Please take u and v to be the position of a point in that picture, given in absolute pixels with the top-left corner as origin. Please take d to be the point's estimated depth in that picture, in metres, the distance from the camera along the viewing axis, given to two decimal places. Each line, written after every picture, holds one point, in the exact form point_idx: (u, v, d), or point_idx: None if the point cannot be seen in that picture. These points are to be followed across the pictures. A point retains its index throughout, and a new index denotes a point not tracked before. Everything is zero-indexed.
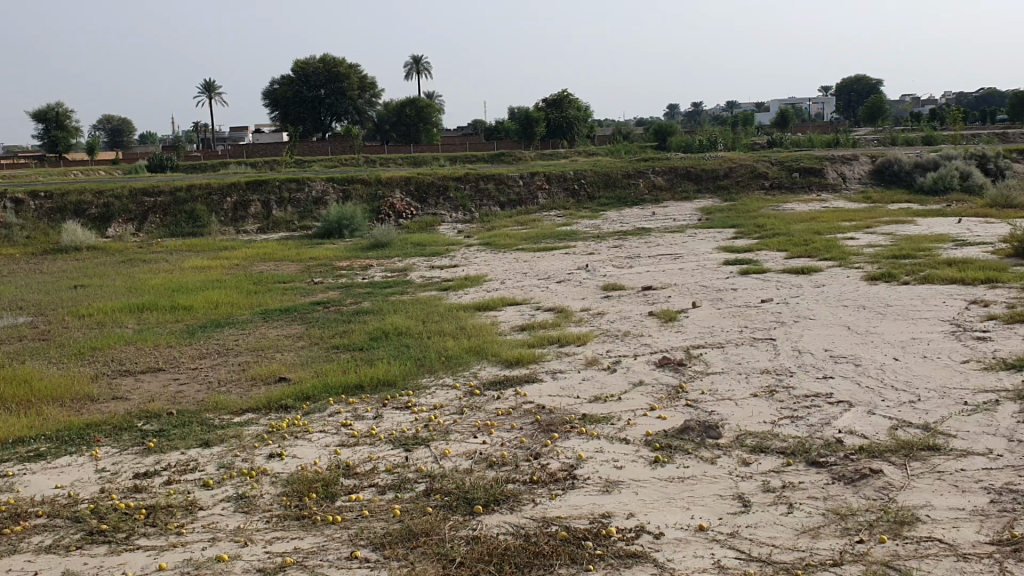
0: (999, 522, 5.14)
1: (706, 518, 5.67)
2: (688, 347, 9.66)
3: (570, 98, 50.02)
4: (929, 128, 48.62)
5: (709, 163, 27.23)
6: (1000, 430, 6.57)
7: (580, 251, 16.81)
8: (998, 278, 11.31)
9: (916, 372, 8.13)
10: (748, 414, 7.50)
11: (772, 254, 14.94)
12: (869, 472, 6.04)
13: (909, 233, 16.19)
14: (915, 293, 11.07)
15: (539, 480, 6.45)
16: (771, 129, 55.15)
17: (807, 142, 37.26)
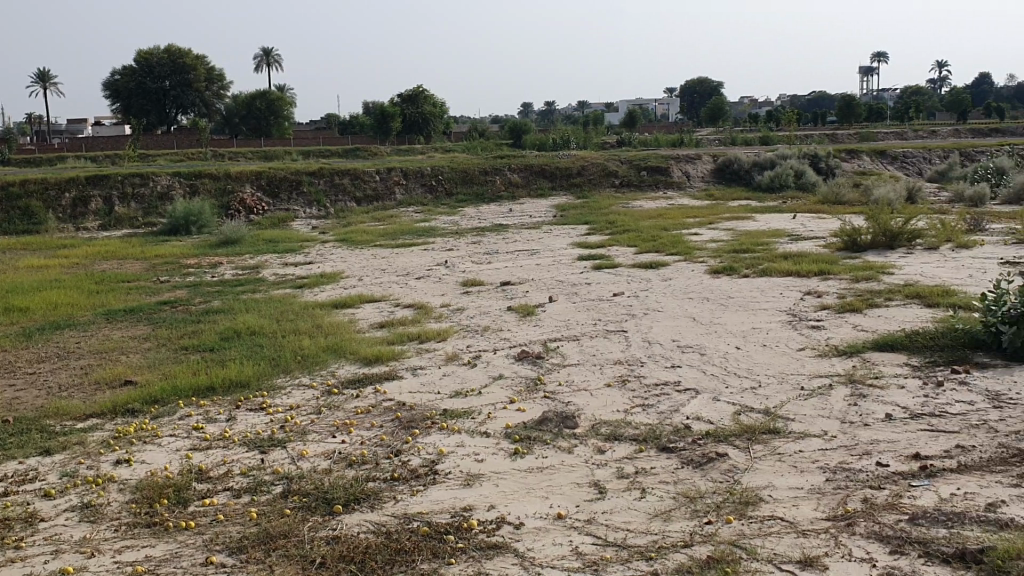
0: (833, 499, 5.49)
1: (564, 506, 5.81)
2: (545, 340, 9.84)
3: (426, 94, 49.75)
4: (766, 129, 51.11)
5: (562, 161, 27.77)
6: (833, 412, 7.02)
7: (438, 247, 16.82)
8: (829, 270, 12.05)
9: (756, 360, 8.57)
10: (602, 403, 7.73)
11: (623, 249, 15.38)
12: (715, 456, 6.34)
13: (749, 228, 17.02)
14: (756, 285, 11.65)
15: (399, 478, 6.44)
16: (621, 128, 56.67)
17: (654, 142, 38.50)
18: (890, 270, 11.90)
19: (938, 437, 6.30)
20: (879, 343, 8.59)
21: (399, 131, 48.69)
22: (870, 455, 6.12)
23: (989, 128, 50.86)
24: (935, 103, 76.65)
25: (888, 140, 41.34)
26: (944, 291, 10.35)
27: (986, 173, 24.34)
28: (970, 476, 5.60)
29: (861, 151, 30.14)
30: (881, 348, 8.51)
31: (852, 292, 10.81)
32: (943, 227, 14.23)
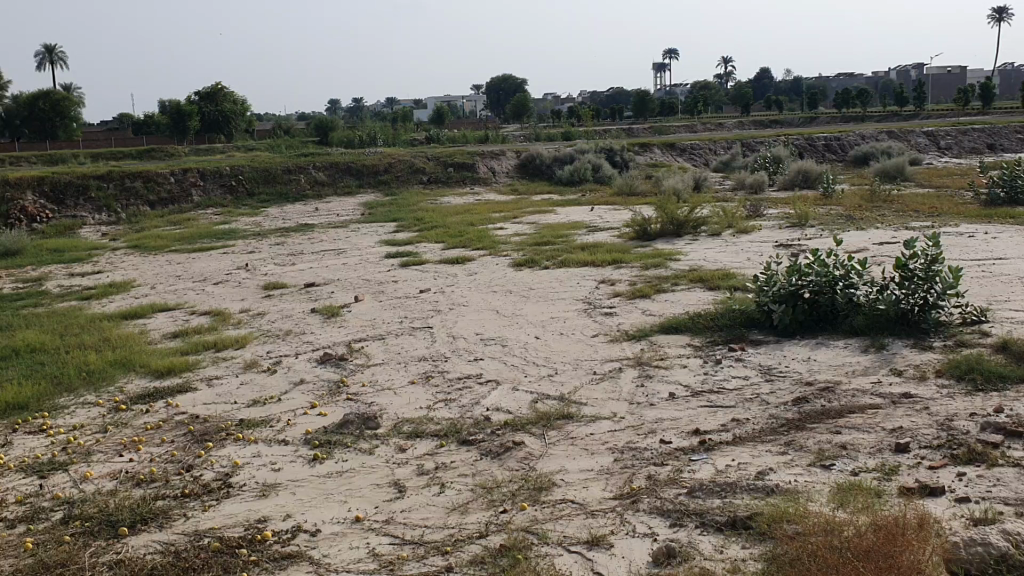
0: (622, 478, 5.71)
1: (362, 508, 5.75)
2: (349, 341, 9.71)
3: (226, 91, 47.83)
4: (569, 124, 52.60)
5: (369, 158, 27.46)
6: (624, 394, 7.32)
7: (238, 250, 16.27)
8: (622, 259, 12.56)
9: (554, 348, 8.81)
10: (404, 401, 7.71)
11: (429, 246, 15.41)
12: (512, 445, 6.46)
13: (550, 221, 17.48)
14: (555, 277, 11.95)
15: (191, 493, 6.18)
16: (429, 124, 56.75)
17: (460, 138, 38.86)
18: (678, 257, 12.53)
19: (716, 412, 6.69)
20: (666, 326, 9.03)
21: (199, 130, 47.05)
22: (655, 434, 6.41)
23: (770, 120, 54.43)
24: (722, 96, 81.40)
25: (680, 133, 43.56)
26: (724, 274, 11.01)
27: (764, 162, 26.05)
28: (743, 447, 5.97)
29: (653, 145, 31.52)
30: (668, 331, 8.94)
31: (643, 279, 11.30)
32: (724, 215, 15.15)
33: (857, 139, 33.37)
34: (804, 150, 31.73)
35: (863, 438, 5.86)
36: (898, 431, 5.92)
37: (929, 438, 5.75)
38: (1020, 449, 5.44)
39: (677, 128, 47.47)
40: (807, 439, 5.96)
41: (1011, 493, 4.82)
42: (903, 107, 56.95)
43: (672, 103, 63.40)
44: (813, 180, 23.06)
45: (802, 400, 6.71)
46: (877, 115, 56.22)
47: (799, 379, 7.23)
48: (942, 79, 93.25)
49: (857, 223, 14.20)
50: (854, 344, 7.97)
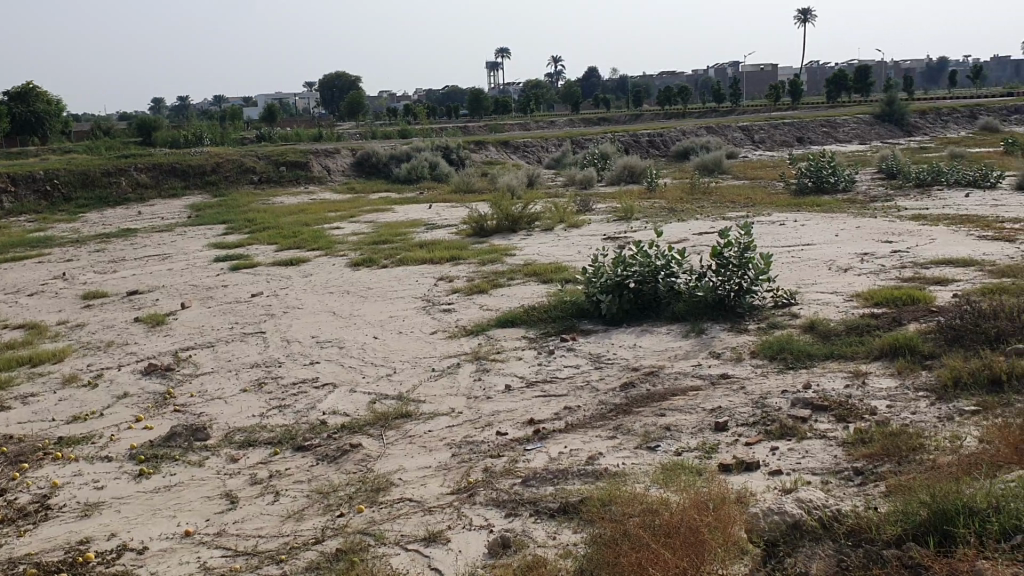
0: (459, 473, 5.77)
1: (193, 522, 5.56)
2: (177, 350, 9.34)
3: (38, 91, 45.00)
4: (405, 121, 52.45)
5: (195, 158, 26.42)
6: (461, 389, 7.39)
7: (55, 259, 15.34)
8: (459, 256, 12.66)
9: (391, 348, 8.78)
10: (237, 410, 7.50)
11: (262, 248, 15.01)
12: (348, 448, 6.40)
13: (386, 219, 17.39)
14: (392, 275, 11.91)
15: (5, 519, 5.81)
16: (261, 123, 55.23)
17: (292, 137, 38.00)
18: (512, 252, 12.75)
19: (549, 402, 6.86)
20: (502, 320, 9.16)
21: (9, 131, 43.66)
22: (490, 426, 6.52)
23: (601, 117, 56.04)
24: (554, 95, 83.07)
25: (513, 131, 44.25)
26: (557, 267, 11.29)
27: (593, 159, 26.80)
28: (575, 434, 6.15)
29: (488, 142, 31.86)
30: (503, 324, 9.08)
31: (480, 275, 11.42)
32: (556, 211, 15.51)
33: (679, 135, 34.82)
34: (630, 146, 32.83)
35: (686, 419, 6.16)
36: (717, 410, 6.26)
37: (745, 416, 6.10)
38: (825, 422, 5.86)
39: (511, 126, 48.13)
40: (634, 423, 6.20)
41: (818, 463, 5.19)
42: (722, 103, 59.82)
43: (506, 100, 64.22)
44: (639, 175, 23.96)
45: (630, 385, 6.98)
46: (700, 111, 58.85)
47: (626, 366, 7.51)
48: (757, 77, 98.57)
49: (679, 215, 14.84)
50: (676, 330, 8.36)
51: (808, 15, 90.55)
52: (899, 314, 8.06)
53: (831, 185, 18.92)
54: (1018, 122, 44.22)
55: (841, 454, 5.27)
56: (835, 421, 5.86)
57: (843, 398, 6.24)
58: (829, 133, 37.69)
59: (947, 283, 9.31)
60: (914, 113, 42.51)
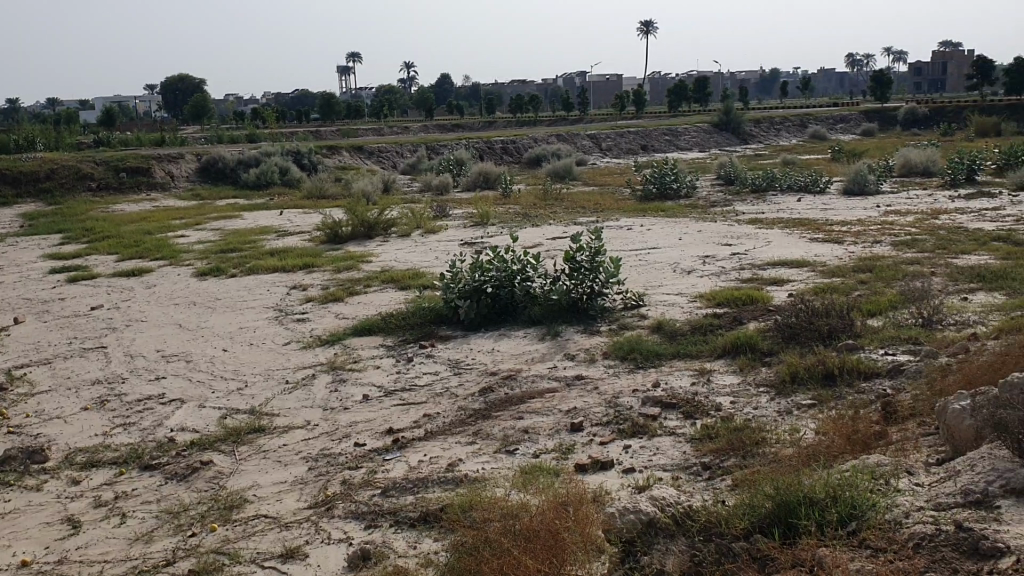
0: (316, 486, 5.66)
1: (30, 551, 5.21)
2: (9, 369, 8.75)
3: None
4: (254, 126, 51.07)
5: (25, 164, 24.85)
6: (317, 401, 7.25)
7: None
8: (312, 263, 12.42)
9: (242, 360, 8.52)
10: (77, 430, 7.09)
11: (101, 258, 14.27)
12: (199, 465, 6.17)
13: (236, 227, 16.88)
14: (243, 285, 11.57)
15: None
16: (98, 127, 52.54)
17: (132, 141, 36.31)
18: (368, 259, 12.62)
19: (408, 410, 6.82)
20: (358, 328, 9.05)
21: None
22: (348, 437, 6.42)
23: (454, 123, 56.25)
24: (406, 101, 82.74)
25: (365, 136, 43.83)
26: (413, 273, 11.26)
27: (447, 164, 26.85)
28: (433, 441, 6.14)
29: (341, 148, 31.41)
30: (359, 332, 8.97)
31: (334, 283, 11.25)
32: (412, 217, 15.46)
33: (530, 142, 35.36)
34: (484, 153, 33.09)
35: (543, 421, 6.26)
36: (572, 411, 6.39)
37: (599, 416, 6.26)
38: (674, 419, 6.08)
39: (364, 132, 47.63)
40: (492, 427, 6.25)
41: (668, 459, 5.38)
42: (570, 111, 61.15)
43: (359, 105, 63.52)
44: (493, 182, 24.21)
45: (487, 390, 7.03)
46: (552, 118, 60.00)
47: (483, 370, 7.57)
48: (604, 86, 101.30)
49: (532, 220, 15.08)
50: (533, 333, 8.48)
51: (651, 27, 93.73)
52: (740, 313, 8.46)
53: (675, 191, 19.67)
54: (842, 132, 47.24)
55: (690, 450, 5.48)
56: (684, 418, 6.08)
57: (690, 395, 6.49)
58: (672, 141, 39.15)
59: (783, 283, 9.85)
60: (749, 122, 44.72)
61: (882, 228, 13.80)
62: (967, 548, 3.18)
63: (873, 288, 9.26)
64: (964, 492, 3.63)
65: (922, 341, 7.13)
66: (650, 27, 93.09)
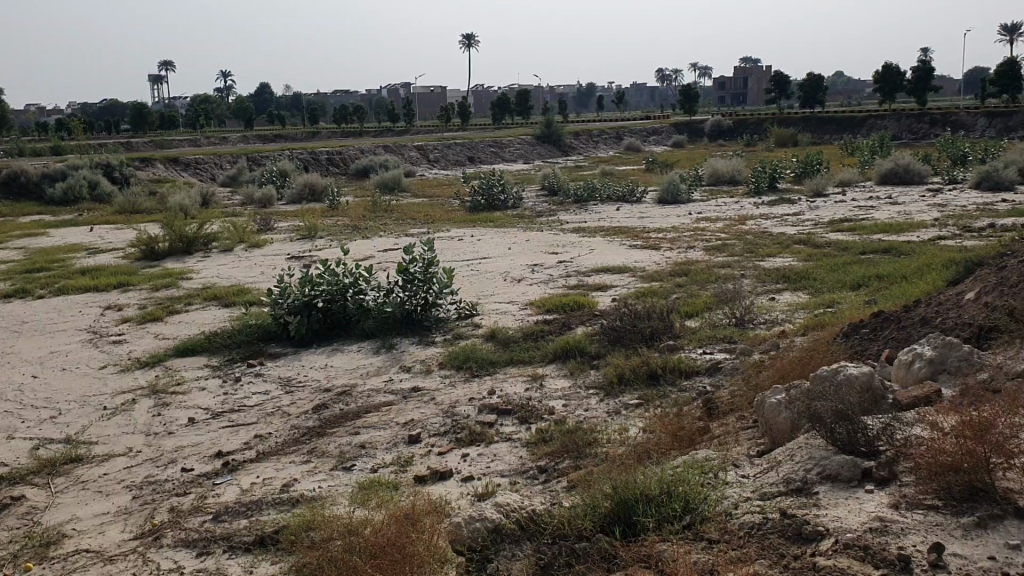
0: (142, 516, 5.37)
1: None
2: None
3: None
4: (59, 137, 47.97)
5: None
6: (139, 426, 6.88)
7: None
8: (129, 282, 11.80)
9: (54, 387, 7.96)
10: None
11: None
12: (9, 502, 5.70)
13: (41, 245, 15.78)
14: (51, 306, 10.83)
15: None
16: None
17: None
18: (188, 275, 12.11)
19: (238, 431, 6.59)
20: (180, 349, 8.66)
21: None
22: (175, 463, 6.13)
23: (276, 134, 54.85)
24: (224, 111, 80.07)
25: (182, 147, 42.11)
26: (238, 290, 10.91)
27: (270, 175, 26.16)
28: (267, 462, 5.96)
29: (154, 160, 30.00)
30: (183, 353, 8.58)
31: (153, 301, 10.72)
32: (234, 231, 14.95)
33: (356, 153, 34.95)
34: (308, 163, 32.45)
35: (380, 435, 6.20)
36: (410, 423, 6.37)
37: (435, 426, 6.26)
38: (510, 425, 6.18)
39: (180, 143, 45.63)
40: (328, 444, 6.14)
41: (506, 465, 5.45)
42: (394, 121, 60.84)
43: (173, 115, 60.88)
44: (319, 194, 23.80)
45: (321, 407, 6.90)
46: (376, 129, 59.62)
47: (317, 387, 7.42)
48: (427, 98, 101.63)
49: (361, 233, 14.91)
50: (367, 347, 8.40)
51: (472, 41, 94.80)
52: (568, 319, 8.69)
53: (502, 203, 19.98)
54: (655, 143, 49.45)
55: (527, 455, 5.58)
56: (519, 423, 6.18)
57: (525, 400, 6.61)
58: (496, 153, 39.72)
59: (607, 288, 10.20)
60: (570, 134, 46.01)
61: (695, 234, 14.55)
62: (792, 533, 3.39)
63: (690, 291, 9.74)
64: (787, 480, 3.88)
65: (737, 339, 7.57)
66: (472, 40, 94.02)
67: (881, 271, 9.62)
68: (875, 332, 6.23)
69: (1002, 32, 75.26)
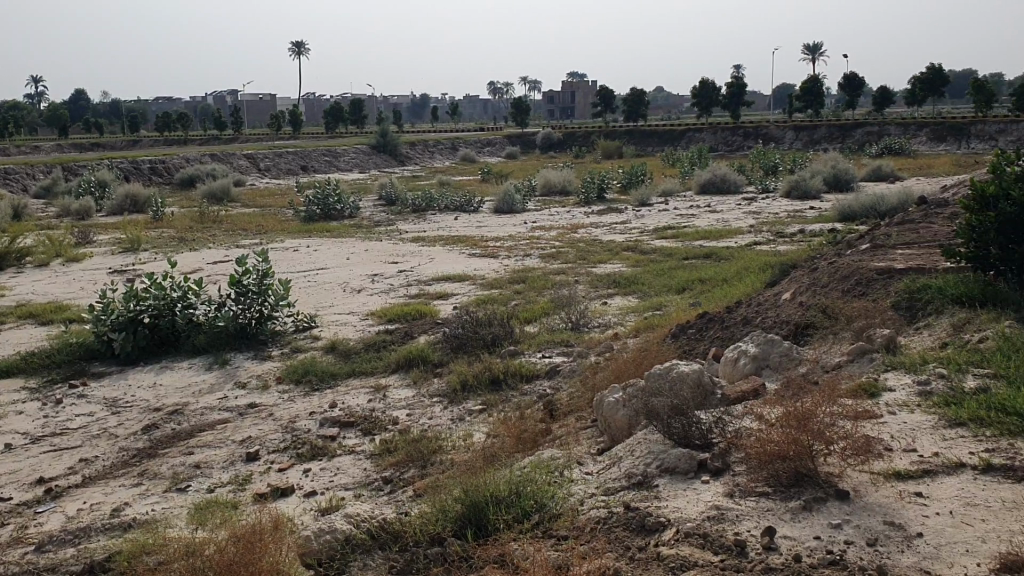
0: None
1: None
2: None
3: None
4: None
5: None
6: None
7: None
8: None
9: None
10: None
11: None
12: None
13: None
14: None
15: None
16: None
17: None
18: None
19: (60, 456, 6.21)
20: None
21: None
22: None
23: (94, 142, 51.91)
24: (34, 118, 75.04)
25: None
26: (56, 307, 10.27)
27: (88, 185, 24.73)
28: (94, 488, 5.64)
29: None
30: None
31: None
32: (48, 245, 14.03)
33: (181, 162, 33.52)
34: (130, 173, 30.85)
35: (216, 454, 5.99)
36: (247, 441, 6.18)
37: (276, 442, 6.12)
38: (353, 437, 6.11)
39: None
40: (161, 465, 5.88)
41: (349, 478, 5.38)
42: (222, 130, 58.82)
43: None
44: (142, 205, 22.70)
45: (152, 427, 6.59)
46: (203, 138, 57.45)
47: (146, 407, 7.07)
48: (256, 106, 98.81)
49: (189, 245, 14.32)
50: (198, 363, 8.10)
51: (301, 49, 92.89)
52: (409, 328, 8.68)
53: (338, 212, 19.71)
54: (489, 154, 50.03)
55: (371, 466, 5.53)
56: (362, 435, 6.13)
57: (367, 412, 6.55)
58: (330, 162, 39.08)
59: (447, 296, 10.25)
60: (405, 144, 45.86)
61: (531, 242, 14.83)
62: (636, 525, 3.52)
63: (527, 297, 9.93)
64: (628, 475, 4.03)
65: (574, 343, 7.78)
66: (302, 48, 92.04)
67: (705, 275, 10.14)
68: (701, 332, 6.57)
69: (805, 50, 80.68)
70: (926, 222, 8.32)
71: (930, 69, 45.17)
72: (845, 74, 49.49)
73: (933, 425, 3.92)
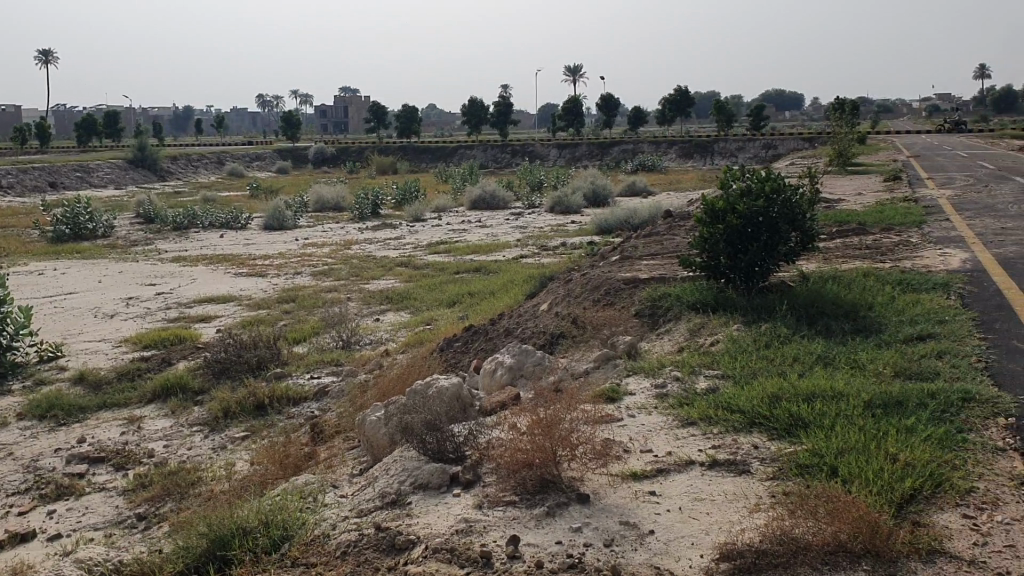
0: None
1: None
2: None
3: None
4: None
5: None
6: None
7: None
8: None
9: None
10: None
11: None
12: None
13: None
14: None
15: None
16: None
17: None
18: None
19: None
20: None
21: None
22: None
23: None
24: None
25: None
26: None
27: None
28: None
29: None
30: None
31: None
32: None
33: None
34: None
35: None
36: None
37: (15, 484, 5.60)
38: (103, 473, 5.70)
39: None
40: None
41: (98, 517, 5.01)
42: None
43: None
44: None
45: None
46: None
47: None
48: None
49: None
50: None
51: (50, 56, 86.20)
52: (168, 354, 8.22)
53: (90, 231, 18.45)
54: (259, 169, 48.57)
55: (122, 504, 5.18)
56: (114, 471, 5.74)
57: (120, 445, 6.14)
58: (82, 178, 36.48)
59: (209, 319, 9.82)
60: (167, 158, 43.63)
61: (301, 260, 14.51)
62: (387, 545, 3.50)
63: (296, 317, 9.69)
64: (382, 494, 3.99)
65: (343, 362, 7.66)
66: (50, 55, 85.46)
67: (472, 288, 10.29)
68: (466, 345, 6.66)
69: (565, 72, 84.06)
70: (671, 235, 8.87)
71: (677, 91, 48.27)
72: (603, 94, 51.99)
73: (667, 425, 4.17)
